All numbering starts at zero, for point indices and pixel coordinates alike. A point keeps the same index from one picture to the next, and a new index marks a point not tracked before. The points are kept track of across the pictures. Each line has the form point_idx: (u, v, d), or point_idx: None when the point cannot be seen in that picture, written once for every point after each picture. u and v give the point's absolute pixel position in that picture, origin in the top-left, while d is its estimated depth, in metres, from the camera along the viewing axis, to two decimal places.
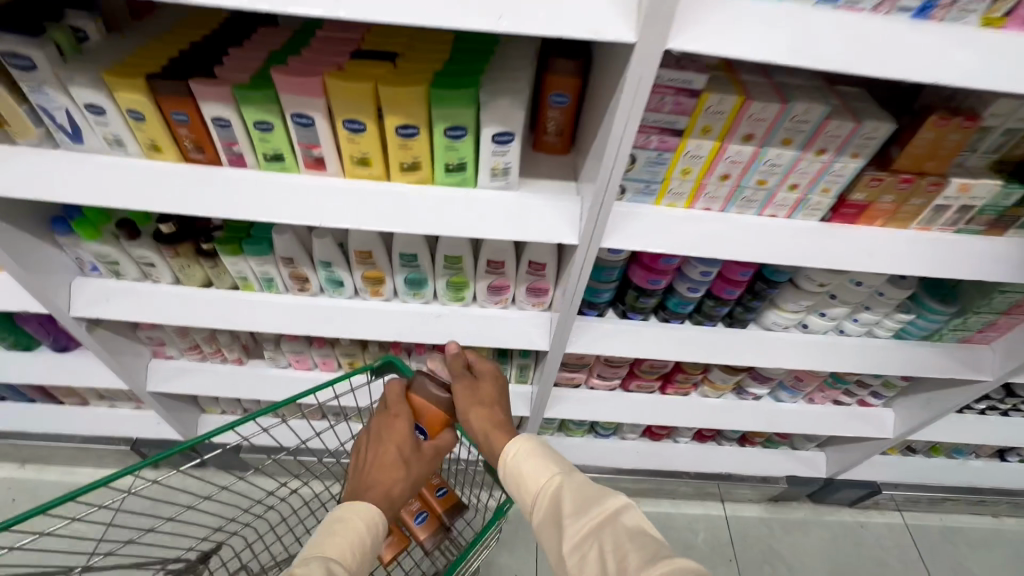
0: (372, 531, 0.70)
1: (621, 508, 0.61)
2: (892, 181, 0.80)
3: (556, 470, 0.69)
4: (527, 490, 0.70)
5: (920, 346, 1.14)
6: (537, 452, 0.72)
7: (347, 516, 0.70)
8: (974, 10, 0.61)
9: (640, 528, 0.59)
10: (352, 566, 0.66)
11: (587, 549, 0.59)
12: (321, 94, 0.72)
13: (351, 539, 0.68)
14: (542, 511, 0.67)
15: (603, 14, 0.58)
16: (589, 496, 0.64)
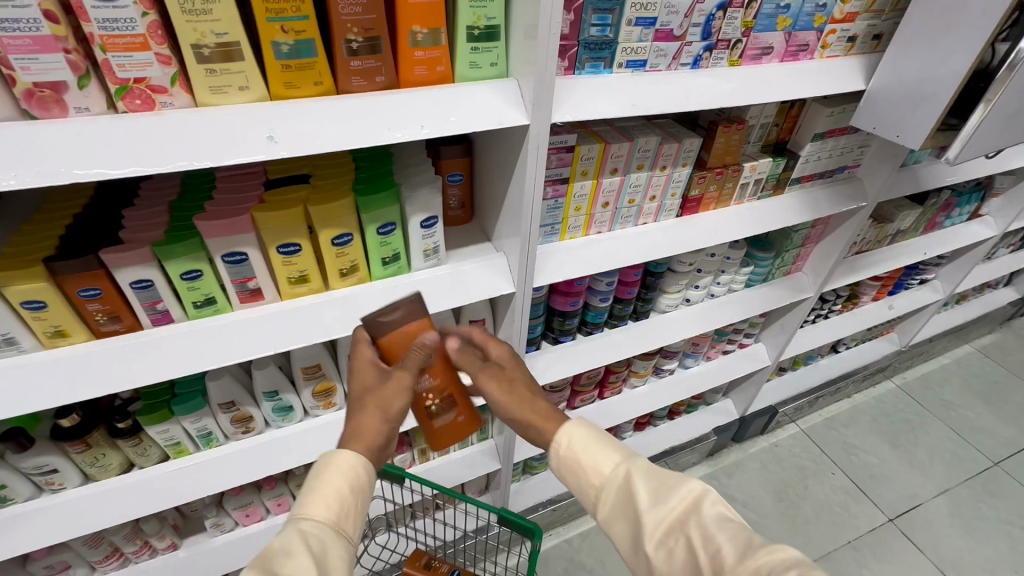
0: (355, 477, 0.69)
1: (699, 496, 0.65)
2: (712, 175, 1.07)
3: (618, 461, 0.74)
4: (591, 481, 0.75)
5: (763, 286, 1.48)
6: (600, 446, 0.77)
7: (329, 466, 0.69)
8: (723, 57, 0.89)
9: (723, 515, 0.62)
10: (334, 521, 0.66)
11: (674, 542, 0.64)
12: (251, 228, 0.74)
13: (327, 495, 0.66)
14: (614, 501, 0.72)
15: (499, 107, 0.72)
16: (661, 484, 0.68)
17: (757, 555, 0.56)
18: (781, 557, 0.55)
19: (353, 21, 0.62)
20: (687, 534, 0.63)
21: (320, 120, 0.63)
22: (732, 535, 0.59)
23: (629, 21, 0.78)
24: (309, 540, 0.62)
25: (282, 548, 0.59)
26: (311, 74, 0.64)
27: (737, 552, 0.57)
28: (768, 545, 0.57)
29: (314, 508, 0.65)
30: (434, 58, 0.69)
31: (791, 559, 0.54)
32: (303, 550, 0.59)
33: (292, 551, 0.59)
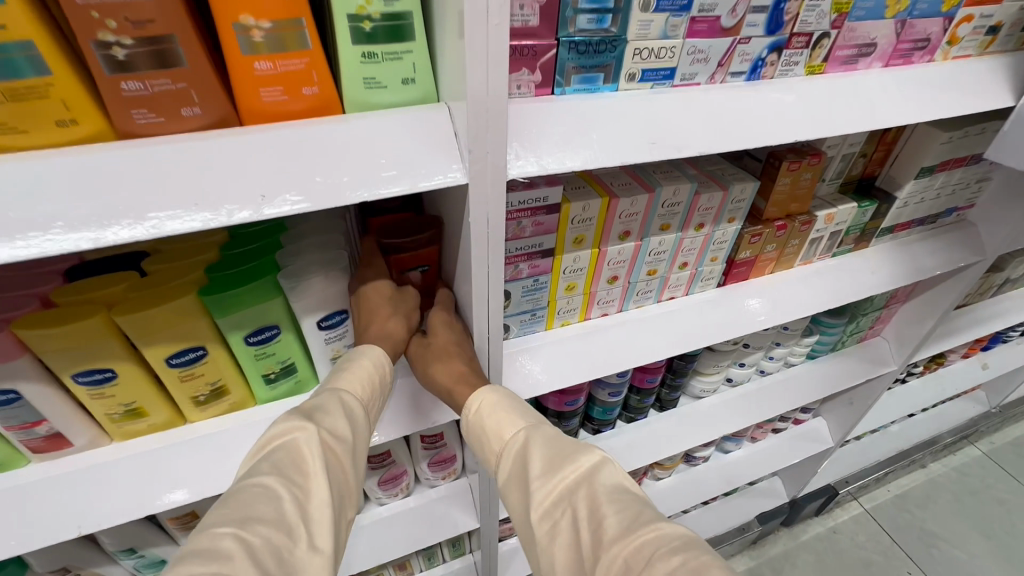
0: (392, 367, 0.54)
1: (597, 467, 0.47)
2: (771, 231, 0.75)
3: (521, 426, 0.53)
4: (489, 448, 0.55)
5: (830, 358, 1.13)
6: (505, 405, 0.55)
7: (369, 347, 0.53)
8: (798, 61, 0.57)
9: (623, 488, 0.46)
10: (376, 399, 0.51)
11: (559, 517, 0.45)
12: (19, 352, 0.45)
13: (364, 377, 0.51)
14: (507, 471, 0.52)
15: (414, 155, 0.41)
16: (559, 448, 0.49)
17: (644, 532, 0.41)
18: (669, 537, 0.40)
19: (103, 6, 0.32)
20: (573, 510, 0.45)
21: (57, 192, 0.34)
22: (620, 508, 0.43)
23: (646, 6, 0.46)
24: (356, 401, 0.48)
25: (320, 400, 0.46)
26: (45, 107, 0.35)
27: (623, 531, 0.41)
28: (658, 521, 0.42)
29: (350, 382, 0.49)
30: (295, 71, 0.39)
31: (678, 539, 0.40)
32: (343, 410, 0.46)
33: (330, 405, 0.46)
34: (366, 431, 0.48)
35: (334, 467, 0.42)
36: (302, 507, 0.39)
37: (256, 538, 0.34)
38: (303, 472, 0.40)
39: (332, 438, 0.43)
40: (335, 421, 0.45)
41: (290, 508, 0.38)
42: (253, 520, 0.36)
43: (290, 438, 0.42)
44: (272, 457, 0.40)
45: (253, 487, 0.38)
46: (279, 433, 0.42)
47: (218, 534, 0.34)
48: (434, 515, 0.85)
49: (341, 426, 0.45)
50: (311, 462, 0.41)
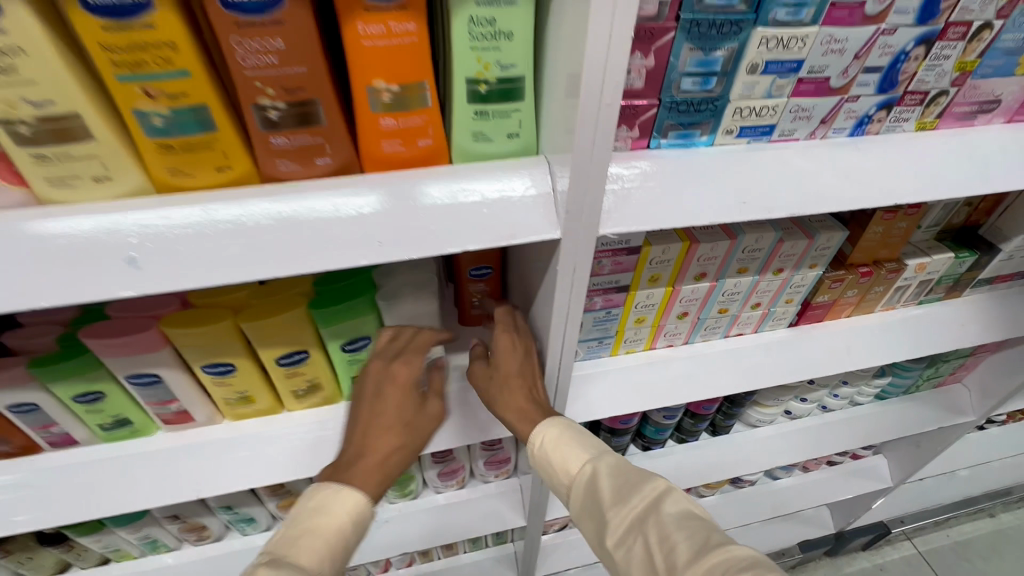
0: (390, 469, 0.54)
1: (664, 494, 0.49)
2: (854, 278, 0.73)
3: (585, 458, 0.55)
4: (558, 479, 0.58)
5: (902, 401, 1.08)
6: (568, 437, 0.57)
7: (346, 461, 0.53)
8: (908, 118, 0.54)
9: (691, 514, 0.47)
10: (368, 510, 0.51)
11: (633, 544, 0.47)
12: (162, 345, 0.53)
13: (357, 484, 0.51)
14: (578, 503, 0.54)
15: (514, 210, 0.44)
16: (626, 478, 0.52)
17: (714, 554, 0.42)
18: (739, 556, 0.42)
19: (265, 77, 0.37)
20: (645, 536, 0.47)
21: (216, 232, 0.40)
22: (690, 533, 0.45)
23: (754, 68, 0.46)
24: (353, 522, 0.50)
25: (306, 520, 0.48)
26: (210, 156, 0.40)
27: (694, 555, 0.43)
28: (727, 544, 0.43)
29: (358, 466, 0.52)
30: (413, 127, 0.43)
31: (749, 559, 0.41)
32: (332, 536, 0.48)
33: (317, 532, 0.47)
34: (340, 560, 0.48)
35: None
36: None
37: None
38: None
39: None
40: (319, 556, 0.46)
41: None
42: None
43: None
44: None
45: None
46: (260, 570, 0.43)
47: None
48: (484, 508, 0.92)
49: (322, 558, 0.46)
50: None
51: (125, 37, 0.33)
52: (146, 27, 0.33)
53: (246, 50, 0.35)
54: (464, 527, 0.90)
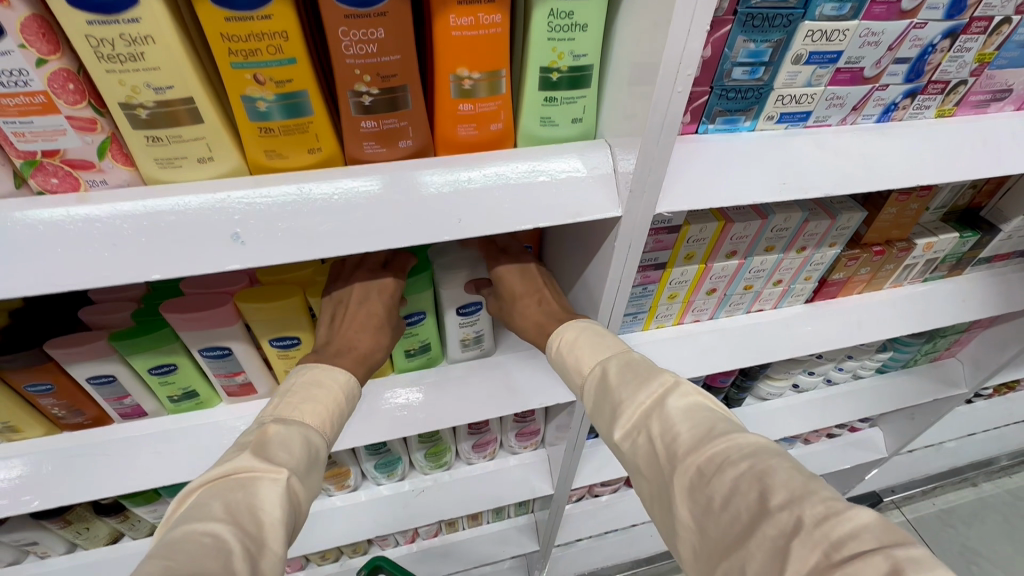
0: (345, 392, 0.53)
1: (673, 388, 0.46)
2: (868, 256, 0.78)
3: (598, 359, 0.53)
4: (570, 378, 0.56)
5: (901, 374, 1.15)
6: (583, 338, 0.56)
7: (311, 376, 0.52)
8: (929, 105, 0.59)
9: (699, 408, 0.44)
10: (332, 426, 0.50)
11: (640, 438, 0.45)
12: (235, 319, 0.57)
13: (326, 399, 0.50)
14: (588, 400, 0.53)
15: (579, 190, 0.48)
16: (635, 374, 0.49)
17: (718, 443, 0.40)
18: (739, 446, 0.39)
19: (364, 65, 0.40)
20: (651, 426, 0.45)
21: (311, 209, 0.43)
22: (695, 424, 0.42)
23: (798, 58, 0.50)
24: (345, 394, 0.53)
25: (303, 390, 0.50)
26: (303, 139, 0.43)
27: (695, 444, 0.41)
28: (732, 434, 0.41)
29: (344, 355, 0.55)
30: (488, 112, 0.46)
31: (750, 449, 0.39)
32: (329, 404, 0.51)
33: (316, 399, 0.50)
34: (316, 470, 0.46)
35: (315, 463, 0.46)
36: (293, 496, 0.41)
37: (247, 533, 0.36)
38: (256, 518, 0.38)
39: (314, 437, 0.47)
40: (320, 417, 0.49)
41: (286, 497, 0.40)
42: (247, 515, 0.37)
43: (243, 481, 0.39)
44: (229, 498, 0.38)
45: (248, 474, 0.40)
46: (266, 429, 0.45)
47: (211, 523, 0.36)
48: (514, 478, 0.96)
49: (324, 420, 0.49)
50: (261, 511, 0.38)
51: (245, 26, 0.36)
52: (265, 18, 0.36)
53: (350, 39, 0.39)
54: (495, 495, 0.95)
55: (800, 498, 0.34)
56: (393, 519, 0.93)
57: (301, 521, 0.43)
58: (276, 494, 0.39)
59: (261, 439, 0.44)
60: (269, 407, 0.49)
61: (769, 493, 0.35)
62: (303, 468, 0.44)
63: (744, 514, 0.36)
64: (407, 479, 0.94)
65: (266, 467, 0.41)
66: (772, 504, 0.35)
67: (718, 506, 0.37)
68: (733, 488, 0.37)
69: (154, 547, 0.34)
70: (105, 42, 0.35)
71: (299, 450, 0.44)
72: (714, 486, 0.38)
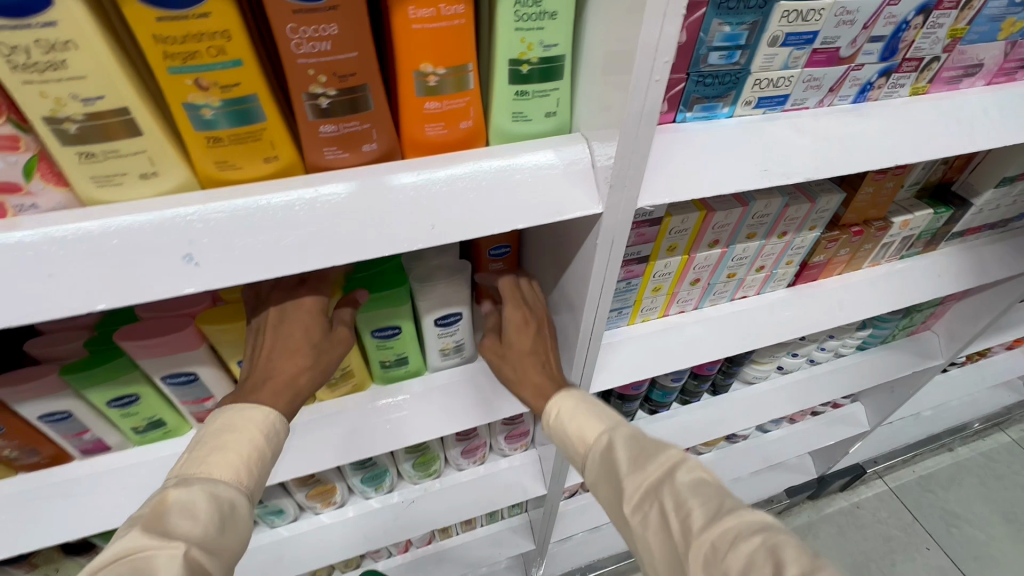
0: (273, 436, 0.47)
1: (679, 462, 0.45)
2: (846, 237, 0.77)
3: (602, 427, 0.52)
4: (577, 454, 0.54)
5: (880, 350, 1.16)
6: (586, 410, 0.55)
7: (230, 422, 0.46)
8: (904, 83, 0.58)
9: (706, 480, 0.43)
10: (255, 478, 0.45)
11: (648, 511, 0.43)
12: (198, 342, 0.53)
13: (241, 450, 0.44)
14: (593, 472, 0.51)
15: (559, 187, 0.46)
16: (639, 445, 0.48)
17: (727, 517, 0.39)
18: (749, 520, 0.39)
19: (318, 64, 0.37)
20: (657, 500, 0.43)
21: (272, 224, 0.40)
22: (704, 499, 0.41)
23: (774, 40, 0.48)
24: (267, 433, 0.47)
25: (213, 439, 0.44)
26: (257, 147, 0.40)
27: (708, 520, 0.39)
28: (740, 508, 0.40)
29: (262, 387, 0.48)
30: (456, 109, 0.43)
31: (759, 523, 0.38)
32: (246, 450, 0.45)
33: (227, 447, 0.44)
34: (236, 532, 0.41)
35: (228, 522, 0.40)
36: (195, 570, 0.36)
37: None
38: None
39: (224, 491, 0.41)
40: (234, 467, 0.43)
41: (185, 573, 0.35)
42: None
43: (136, 560, 0.34)
44: None
45: (143, 554, 0.35)
46: (166, 494, 0.39)
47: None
48: (506, 481, 0.95)
49: (238, 469, 0.43)
50: None
51: (181, 27, 0.33)
52: (201, 17, 0.33)
53: (300, 37, 0.35)
54: (488, 501, 0.93)
55: (814, 573, 0.34)
56: (384, 533, 0.90)
57: None
58: (172, 572, 0.34)
59: (157, 510, 0.38)
60: (176, 464, 0.43)
61: (784, 567, 0.35)
62: (211, 533, 0.38)
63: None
64: (396, 490, 0.92)
65: (159, 544, 0.35)
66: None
67: None
68: (748, 562, 0.36)
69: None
70: (18, 49, 0.31)
71: (205, 514, 0.39)
72: (729, 563, 0.36)
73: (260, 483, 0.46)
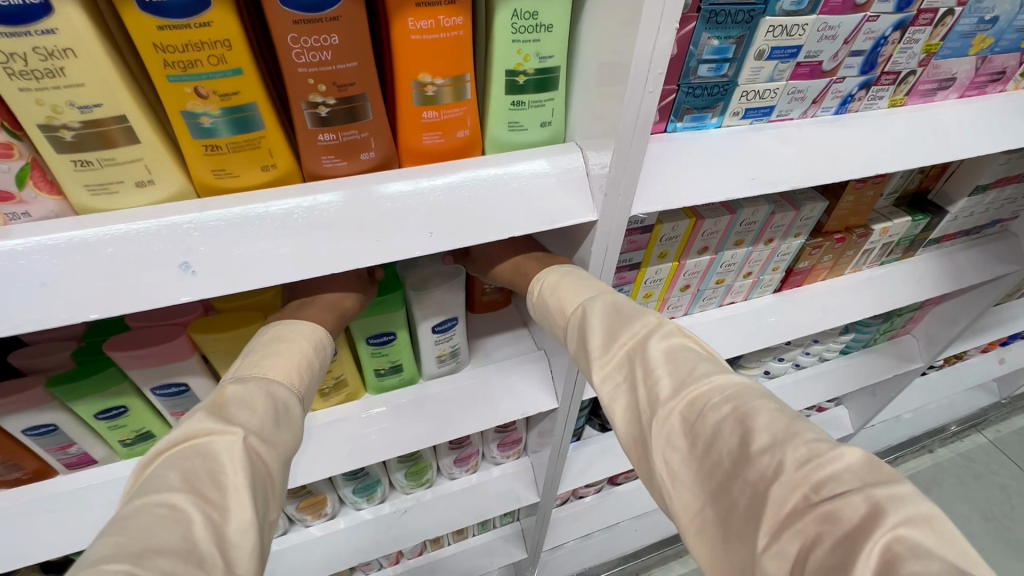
0: (320, 350, 0.50)
1: (655, 330, 0.44)
2: (829, 244, 0.80)
3: (578, 298, 0.50)
4: (554, 322, 0.53)
5: (862, 354, 1.19)
6: (564, 280, 0.53)
7: (276, 339, 0.47)
8: (883, 96, 0.61)
9: (684, 350, 0.42)
10: (304, 386, 0.46)
11: (621, 377, 0.43)
12: (190, 353, 0.52)
13: (293, 357, 0.47)
14: (569, 343, 0.50)
15: (555, 195, 0.47)
16: (618, 316, 0.47)
17: (699, 386, 0.38)
18: (720, 389, 0.38)
19: (318, 73, 0.37)
20: (632, 371, 0.43)
21: (269, 232, 0.40)
22: (677, 365, 0.40)
23: (760, 54, 0.50)
24: (315, 347, 0.50)
25: (267, 347, 0.46)
26: (255, 155, 0.40)
27: (679, 386, 0.39)
28: (713, 377, 0.39)
29: (309, 307, 0.54)
30: (453, 119, 0.44)
31: (733, 392, 0.37)
32: (297, 358, 0.47)
33: (277, 355, 0.46)
34: (291, 425, 0.42)
35: (285, 419, 0.41)
36: (257, 455, 0.37)
37: (211, 500, 0.32)
38: (220, 487, 0.33)
39: (278, 390, 0.43)
40: (287, 372, 0.45)
41: (248, 457, 0.36)
42: (209, 481, 0.33)
43: (202, 445, 0.35)
44: (186, 464, 0.34)
45: (204, 438, 0.36)
46: (224, 390, 0.41)
47: (169, 492, 0.32)
48: (499, 489, 0.94)
49: (291, 373, 0.45)
50: (227, 475, 0.34)
51: (181, 35, 0.33)
52: (202, 25, 0.33)
53: (301, 46, 0.36)
54: (480, 510, 0.92)
55: (783, 442, 0.32)
56: (376, 544, 0.89)
57: (278, 482, 0.39)
58: (236, 454, 0.35)
59: (217, 403, 0.39)
60: (232, 368, 0.45)
61: (751, 434, 0.34)
62: (268, 425, 0.39)
63: (726, 455, 0.34)
64: (389, 500, 0.91)
65: (220, 428, 0.36)
66: (753, 449, 0.33)
67: (702, 447, 0.36)
68: (716, 432, 0.35)
69: (103, 525, 0.30)
70: (15, 56, 0.31)
71: (262, 406, 0.40)
72: (698, 428, 0.36)
73: (310, 392, 0.47)
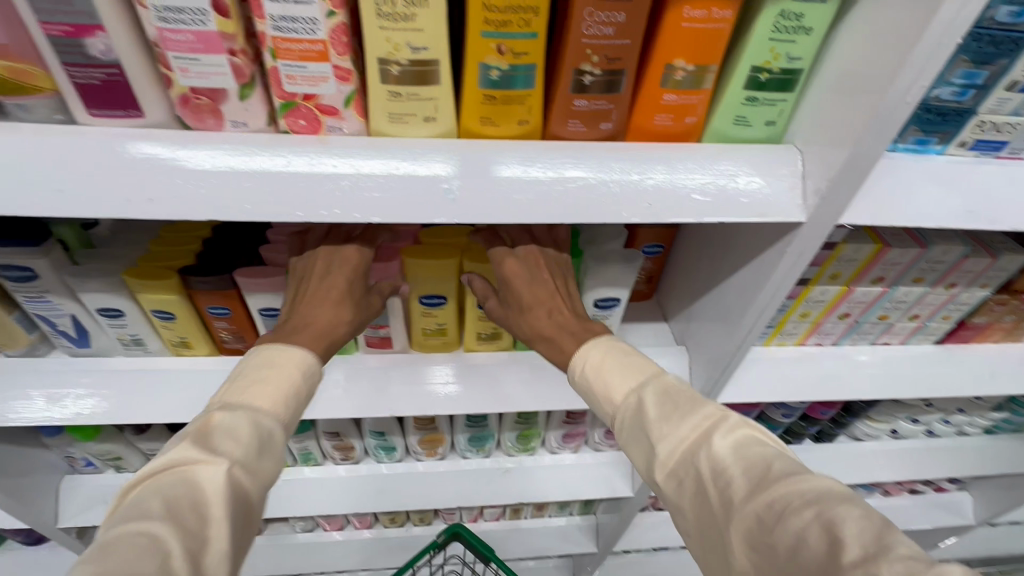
0: (312, 374, 0.50)
1: (718, 423, 0.43)
2: (1017, 303, 0.74)
3: (629, 387, 0.50)
4: (600, 407, 0.53)
5: (1011, 438, 1.07)
6: (610, 366, 0.52)
7: (270, 358, 0.48)
8: None
9: (754, 444, 0.41)
10: (292, 413, 0.46)
11: (686, 476, 0.43)
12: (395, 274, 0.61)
13: (281, 379, 0.47)
14: (624, 431, 0.49)
15: (768, 191, 0.48)
16: (674, 402, 0.46)
17: (775, 489, 0.37)
18: (800, 489, 0.36)
19: (597, 45, 0.42)
20: (696, 470, 0.42)
21: (515, 178, 0.45)
22: (749, 463, 0.39)
23: (1012, 85, 0.48)
24: (305, 373, 0.49)
25: (255, 371, 0.47)
26: (518, 109, 0.46)
27: (752, 489, 0.38)
28: (792, 475, 0.38)
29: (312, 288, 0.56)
30: (689, 105, 0.47)
31: (812, 491, 0.36)
32: (285, 386, 0.47)
33: (266, 381, 0.46)
34: (274, 456, 0.43)
35: (268, 449, 0.42)
36: (236, 488, 0.38)
37: (185, 529, 0.34)
38: (198, 516, 0.35)
39: (267, 420, 0.43)
40: (274, 400, 0.45)
41: (228, 489, 0.37)
42: (188, 512, 0.35)
43: (183, 473, 0.37)
44: (164, 492, 0.35)
45: (187, 467, 0.37)
46: (211, 416, 0.41)
47: (146, 522, 0.33)
48: (594, 474, 0.97)
49: (278, 402, 0.45)
50: (208, 507, 0.36)
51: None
52: None
53: (593, 20, 0.41)
54: (575, 488, 0.96)
55: (876, 556, 0.31)
56: (472, 493, 0.95)
57: (252, 510, 0.40)
58: (216, 486, 0.36)
59: (202, 429, 0.40)
60: (218, 393, 0.45)
61: (841, 547, 0.33)
62: (251, 456, 0.40)
63: (812, 567, 0.33)
64: (493, 456, 0.97)
65: (204, 459, 0.37)
66: (845, 561, 0.32)
67: (784, 558, 0.35)
68: (800, 540, 0.34)
69: (86, 552, 0.32)
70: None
71: (246, 437, 0.41)
72: (778, 537, 0.36)
73: (297, 417, 0.48)
